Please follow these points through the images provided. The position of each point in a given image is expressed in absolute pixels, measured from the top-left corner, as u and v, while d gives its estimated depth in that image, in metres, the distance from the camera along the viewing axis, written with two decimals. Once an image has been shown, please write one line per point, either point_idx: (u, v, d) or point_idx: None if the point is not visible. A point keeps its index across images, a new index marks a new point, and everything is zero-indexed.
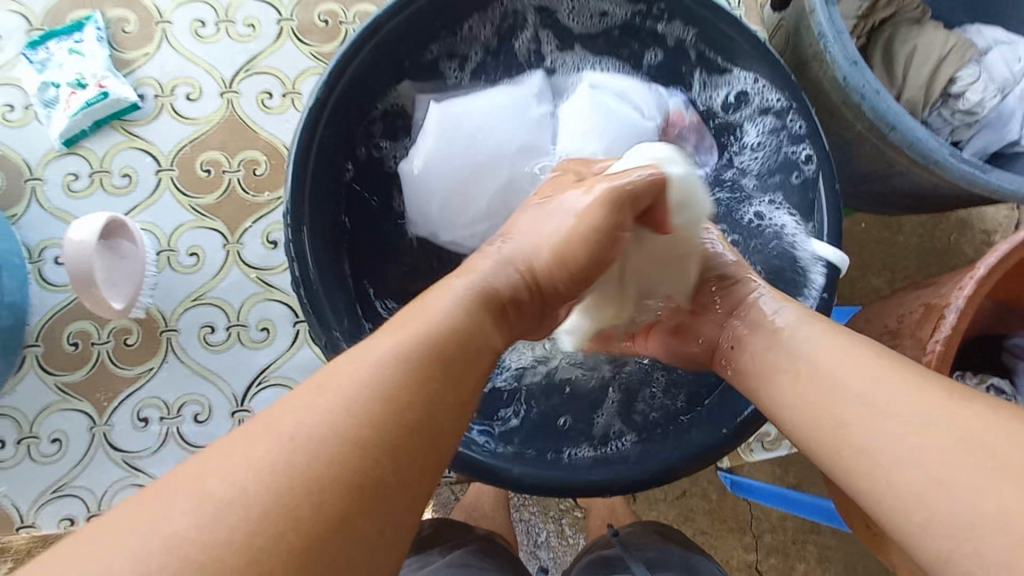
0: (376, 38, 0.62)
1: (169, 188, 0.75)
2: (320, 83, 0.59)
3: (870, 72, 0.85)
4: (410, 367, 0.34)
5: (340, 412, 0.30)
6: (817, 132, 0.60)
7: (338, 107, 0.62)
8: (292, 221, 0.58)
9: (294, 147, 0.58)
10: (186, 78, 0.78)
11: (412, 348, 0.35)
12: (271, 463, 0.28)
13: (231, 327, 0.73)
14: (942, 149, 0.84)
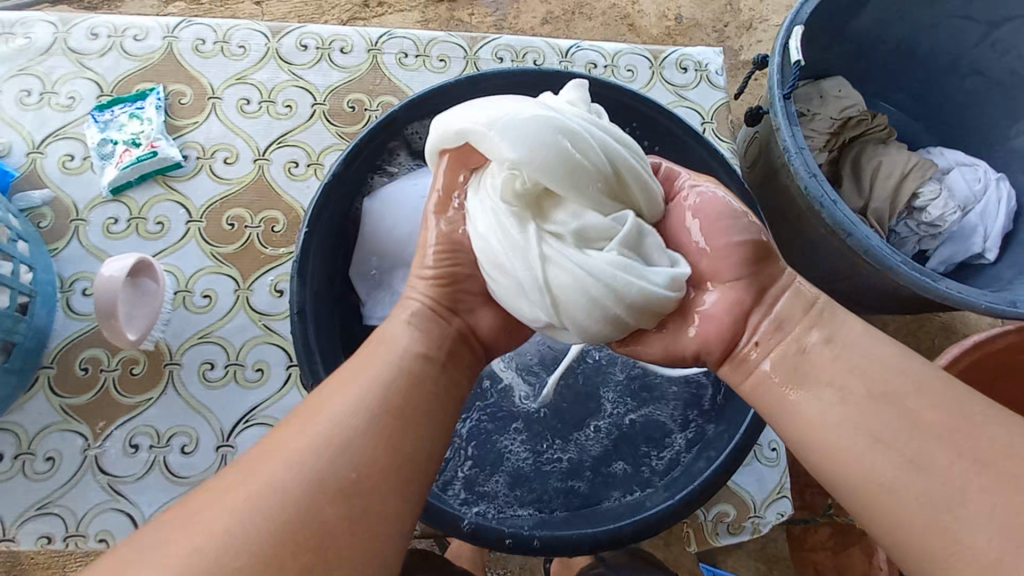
0: (390, 128, 0.74)
1: (195, 237, 0.84)
2: (339, 160, 0.71)
3: (827, 183, 0.96)
4: (352, 424, 0.46)
5: (302, 469, 0.42)
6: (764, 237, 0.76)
7: (349, 180, 0.73)
8: (298, 272, 0.67)
9: (309, 211, 0.68)
10: (226, 144, 0.89)
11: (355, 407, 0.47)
12: (257, 503, 0.40)
13: (229, 365, 0.79)
14: (893, 256, 0.93)
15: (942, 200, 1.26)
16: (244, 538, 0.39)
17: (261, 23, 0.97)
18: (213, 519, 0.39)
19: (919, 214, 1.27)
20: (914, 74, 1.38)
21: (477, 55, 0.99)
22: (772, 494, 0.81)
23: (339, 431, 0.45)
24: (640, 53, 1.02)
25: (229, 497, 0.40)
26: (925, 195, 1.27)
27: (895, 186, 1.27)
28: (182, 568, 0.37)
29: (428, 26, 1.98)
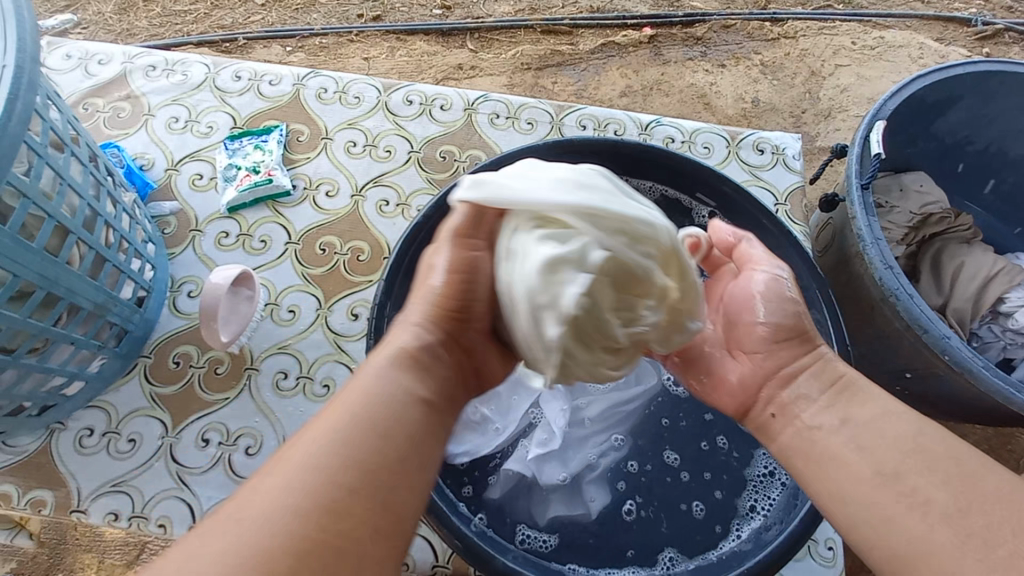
0: (473, 180, 0.80)
1: (290, 258, 0.93)
2: (430, 204, 0.77)
3: (905, 275, 0.95)
4: (333, 427, 0.46)
5: (310, 466, 0.43)
6: (828, 295, 0.77)
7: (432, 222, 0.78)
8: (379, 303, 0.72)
9: (396, 252, 0.74)
10: (330, 179, 1.00)
11: (353, 419, 0.47)
12: (298, 518, 0.40)
13: (300, 378, 0.85)
14: (975, 359, 0.89)
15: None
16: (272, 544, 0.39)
17: (376, 78, 1.10)
18: (206, 554, 0.38)
19: (1005, 319, 1.20)
20: (1003, 179, 1.35)
21: (562, 122, 1.07)
22: None
23: (319, 449, 0.44)
24: (718, 133, 1.07)
25: (228, 523, 0.40)
26: (1012, 300, 1.20)
27: (980, 286, 1.22)
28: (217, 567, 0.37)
29: (513, 89, 2.13)
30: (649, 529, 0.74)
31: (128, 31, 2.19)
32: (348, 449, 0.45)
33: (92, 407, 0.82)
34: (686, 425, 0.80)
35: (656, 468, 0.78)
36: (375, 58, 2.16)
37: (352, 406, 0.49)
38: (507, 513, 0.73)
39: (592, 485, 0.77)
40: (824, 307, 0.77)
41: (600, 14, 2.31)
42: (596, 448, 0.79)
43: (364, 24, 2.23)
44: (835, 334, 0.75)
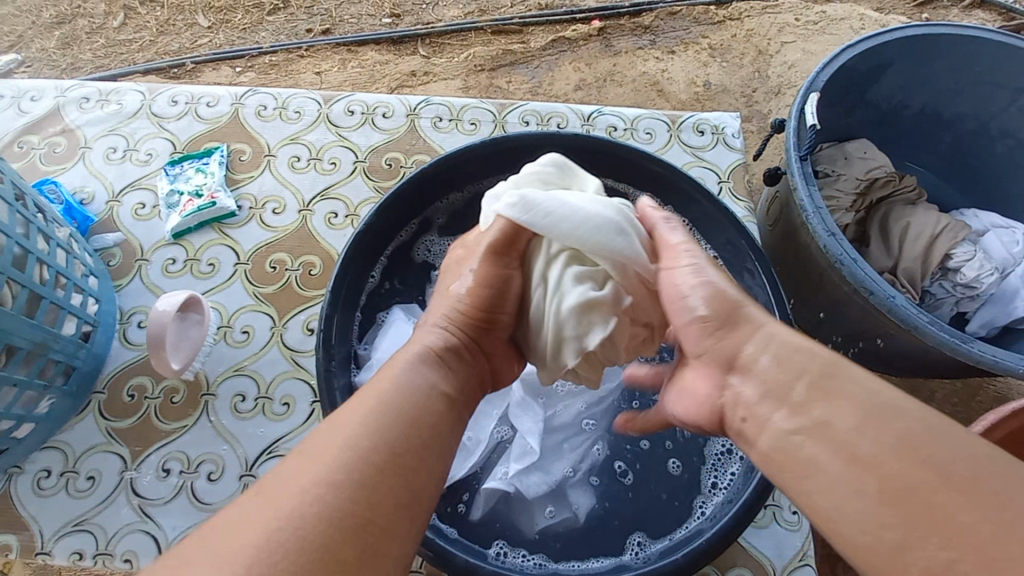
0: (413, 185, 0.81)
1: (240, 278, 0.92)
2: (372, 211, 0.78)
3: (847, 242, 0.97)
4: (371, 416, 0.49)
5: (353, 444, 0.46)
6: (767, 267, 0.79)
7: (374, 229, 0.79)
8: (326, 314, 0.72)
9: (340, 260, 0.75)
10: (275, 197, 0.99)
11: (388, 406, 0.51)
12: (344, 485, 0.43)
13: (259, 398, 0.84)
14: (919, 317, 0.92)
15: (975, 260, 1.23)
16: (325, 510, 0.42)
17: (315, 91, 1.09)
18: (259, 518, 0.41)
19: (954, 275, 1.24)
20: (941, 139, 1.39)
21: (505, 119, 1.08)
22: (792, 562, 0.77)
23: (366, 431, 0.48)
24: (659, 117, 1.09)
25: (286, 486, 0.43)
26: (957, 256, 1.24)
27: (927, 245, 1.26)
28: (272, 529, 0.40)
29: (469, 92, 2.14)
30: (623, 516, 0.75)
31: (72, 64, 2.14)
32: (387, 433, 0.48)
33: (47, 448, 0.80)
34: None
35: (625, 458, 0.79)
36: (327, 72, 2.15)
37: (384, 389, 0.53)
38: (488, 523, 0.74)
39: (575, 489, 0.78)
40: (765, 279, 0.79)
41: (548, 11, 2.32)
42: (575, 451, 0.80)
43: (313, 39, 2.22)
44: (777, 304, 0.77)
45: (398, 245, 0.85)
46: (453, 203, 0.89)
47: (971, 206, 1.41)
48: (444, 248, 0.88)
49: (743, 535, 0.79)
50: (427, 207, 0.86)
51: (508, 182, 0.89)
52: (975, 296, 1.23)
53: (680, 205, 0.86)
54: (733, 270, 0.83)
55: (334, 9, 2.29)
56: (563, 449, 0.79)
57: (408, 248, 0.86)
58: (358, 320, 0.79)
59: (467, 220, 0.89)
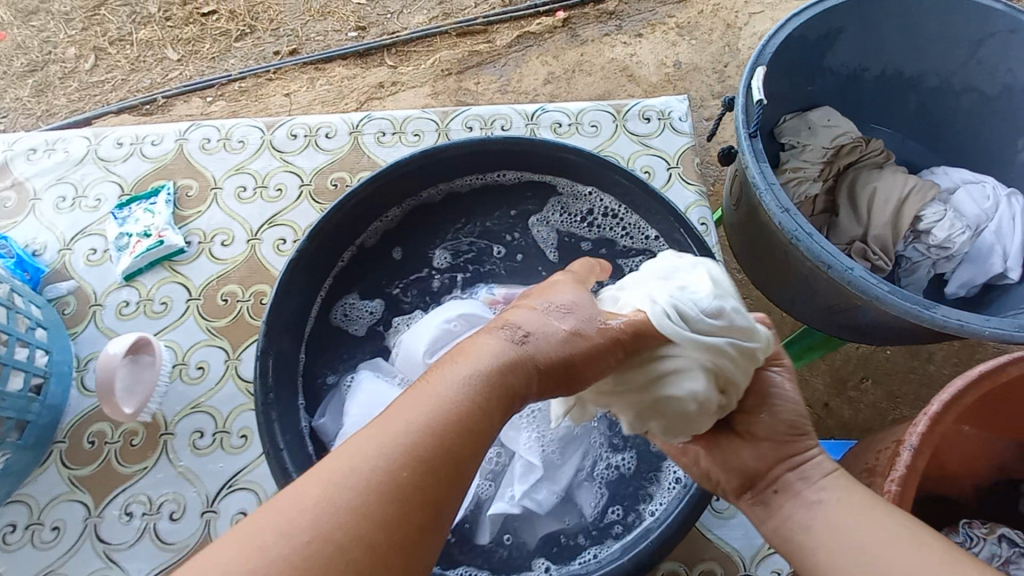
0: (347, 207, 0.80)
1: (193, 314, 0.92)
2: (305, 238, 0.76)
3: (803, 217, 0.95)
4: (414, 423, 0.44)
5: (384, 449, 0.42)
6: (705, 247, 0.75)
7: (311, 256, 0.78)
8: (261, 347, 0.70)
9: (275, 292, 0.73)
10: (224, 229, 0.99)
11: (425, 412, 0.45)
12: (359, 497, 0.39)
13: (217, 433, 0.84)
14: (881, 286, 0.89)
15: (951, 219, 1.19)
16: (343, 523, 0.38)
17: (258, 119, 1.09)
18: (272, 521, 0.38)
19: (929, 236, 1.21)
20: (907, 99, 1.35)
21: (448, 127, 1.07)
22: (761, 550, 0.75)
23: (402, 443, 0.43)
24: (603, 109, 1.07)
25: (309, 489, 0.40)
26: (928, 217, 1.21)
27: (899, 209, 1.23)
28: (290, 529, 0.38)
29: (439, 98, 2.13)
30: (612, 519, 0.74)
31: (48, 111, 2.17)
32: (417, 443, 0.43)
33: (14, 502, 0.81)
34: None
35: (606, 461, 0.77)
36: (296, 92, 2.15)
37: (432, 390, 0.46)
38: (484, 545, 0.73)
39: (568, 499, 0.75)
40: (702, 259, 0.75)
41: (511, 7, 2.30)
42: (571, 461, 0.77)
43: (280, 60, 2.22)
44: None
45: (339, 270, 0.83)
46: (388, 219, 0.86)
47: (945, 163, 1.37)
48: (360, 313, 0.85)
49: (708, 527, 0.77)
50: (358, 231, 0.84)
51: (439, 190, 0.88)
52: (951, 257, 1.20)
53: (614, 196, 0.84)
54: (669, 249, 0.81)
55: (299, 28, 2.28)
56: (549, 460, 0.77)
57: (348, 271, 0.85)
58: (300, 360, 0.77)
59: (404, 239, 0.88)
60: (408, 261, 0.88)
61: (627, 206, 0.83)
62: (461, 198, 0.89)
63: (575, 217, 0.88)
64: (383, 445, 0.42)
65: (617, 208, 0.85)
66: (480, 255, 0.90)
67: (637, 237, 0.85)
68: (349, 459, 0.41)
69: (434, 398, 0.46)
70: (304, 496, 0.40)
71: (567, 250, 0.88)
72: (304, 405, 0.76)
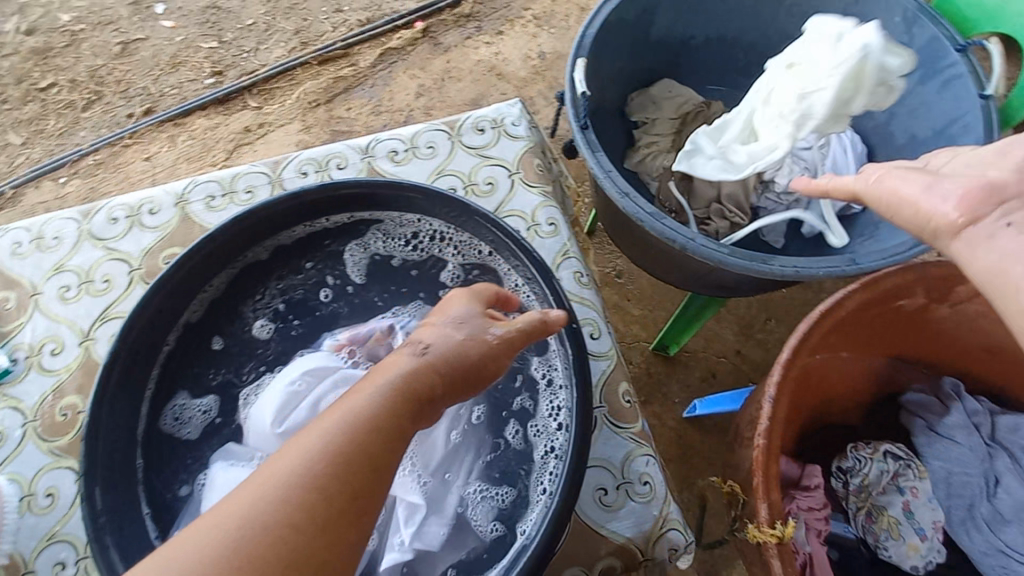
0: (162, 291, 0.74)
1: (31, 437, 0.85)
2: (117, 335, 0.70)
3: (639, 197, 0.98)
4: (284, 487, 0.43)
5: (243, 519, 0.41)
6: (529, 252, 0.74)
7: (131, 352, 0.72)
8: (83, 469, 0.64)
9: (91, 402, 0.67)
10: (52, 336, 0.91)
11: (305, 473, 0.44)
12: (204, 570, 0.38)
13: (80, 561, 0.78)
14: (719, 250, 0.93)
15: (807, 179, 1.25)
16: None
17: (71, 209, 1.00)
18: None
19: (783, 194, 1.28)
20: (736, 57, 1.42)
21: (281, 176, 1.02)
22: (653, 533, 0.76)
23: (269, 506, 0.42)
24: (436, 128, 1.06)
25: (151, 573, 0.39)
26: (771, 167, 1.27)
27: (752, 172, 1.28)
28: None
29: (313, 133, 2.04)
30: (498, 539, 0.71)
31: None
32: (285, 505, 0.42)
33: None
34: (499, 420, 0.78)
35: (488, 481, 0.75)
36: (157, 154, 2.00)
37: (310, 447, 0.46)
38: None
39: (452, 531, 0.72)
40: (529, 265, 0.74)
41: (369, 25, 2.20)
42: (452, 489, 0.74)
43: (135, 123, 2.04)
44: (547, 284, 0.73)
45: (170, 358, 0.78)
46: (216, 291, 0.82)
47: None
48: (191, 415, 0.80)
49: (601, 523, 0.76)
50: (183, 311, 0.79)
51: (266, 249, 0.84)
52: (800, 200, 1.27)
53: (441, 219, 0.83)
54: (503, 259, 0.81)
55: (151, 84, 2.09)
56: (432, 495, 0.73)
57: (185, 355, 0.81)
58: (140, 464, 0.73)
59: (240, 308, 0.85)
60: (232, 349, 0.84)
61: (453, 224, 0.83)
62: (292, 249, 0.86)
63: (407, 247, 0.89)
64: (244, 518, 0.41)
65: (446, 229, 0.85)
66: (309, 302, 0.88)
67: (475, 252, 0.85)
68: (211, 526, 0.41)
69: (309, 456, 0.45)
70: (186, 551, 0.40)
71: (417, 280, 0.89)
72: (150, 511, 0.71)
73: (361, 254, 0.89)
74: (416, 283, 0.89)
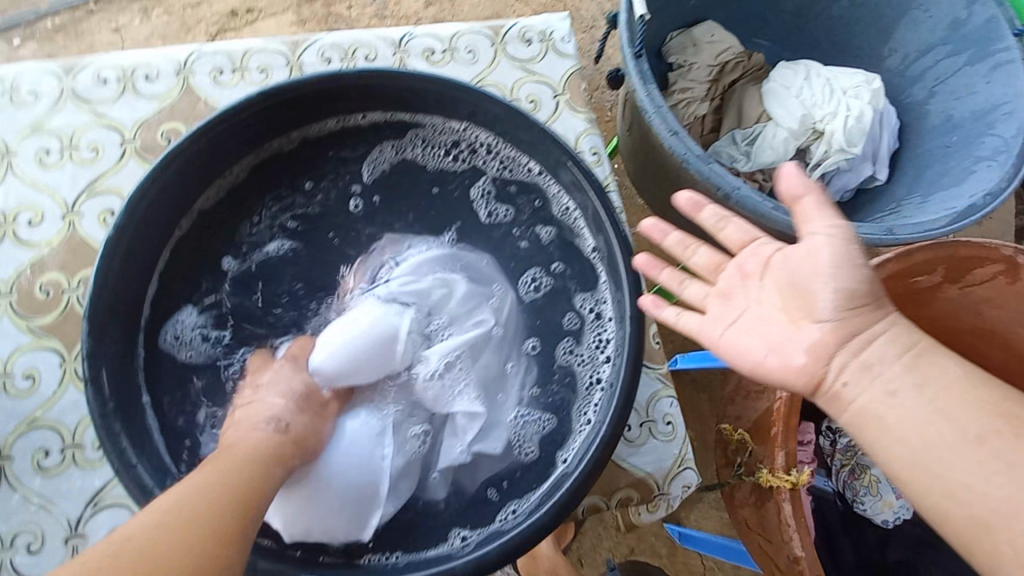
0: (171, 170, 0.65)
1: (6, 313, 0.76)
2: (120, 214, 0.63)
3: (690, 138, 0.93)
4: (154, 524, 0.48)
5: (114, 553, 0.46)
6: (590, 175, 0.68)
7: (135, 234, 0.65)
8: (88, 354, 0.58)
9: (92, 285, 0.61)
10: (28, 204, 0.80)
11: (162, 518, 0.49)
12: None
13: (66, 449, 0.72)
14: (765, 204, 0.90)
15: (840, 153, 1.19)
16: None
17: (50, 62, 0.86)
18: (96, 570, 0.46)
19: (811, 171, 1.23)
20: (783, 10, 1.35)
21: (300, 60, 0.91)
22: (671, 469, 0.79)
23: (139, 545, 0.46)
24: (477, 32, 0.96)
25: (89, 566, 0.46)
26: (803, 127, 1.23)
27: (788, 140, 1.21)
28: None
29: (309, 30, 1.59)
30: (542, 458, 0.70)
31: None
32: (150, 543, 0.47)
33: None
34: (544, 343, 0.76)
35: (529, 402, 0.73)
36: None
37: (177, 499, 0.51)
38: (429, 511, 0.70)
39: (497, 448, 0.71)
40: (588, 188, 0.69)
41: None
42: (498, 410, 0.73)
43: None
44: (605, 211, 0.68)
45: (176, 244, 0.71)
46: (231, 177, 0.74)
47: None
48: (193, 334, 0.72)
49: (623, 457, 0.79)
50: (193, 195, 0.71)
51: (294, 138, 0.76)
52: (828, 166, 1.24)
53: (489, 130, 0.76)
54: (555, 180, 0.75)
55: None
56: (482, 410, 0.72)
57: (194, 244, 0.73)
58: (143, 357, 0.68)
59: (254, 205, 0.76)
60: (248, 266, 0.75)
61: (504, 136, 0.76)
62: (321, 143, 0.77)
63: (449, 159, 0.80)
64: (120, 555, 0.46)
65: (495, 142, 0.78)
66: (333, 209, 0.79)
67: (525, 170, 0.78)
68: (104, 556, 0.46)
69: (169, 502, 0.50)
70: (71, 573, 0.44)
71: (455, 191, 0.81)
72: (152, 401, 0.68)
73: (391, 155, 0.80)
74: (451, 199, 0.81)
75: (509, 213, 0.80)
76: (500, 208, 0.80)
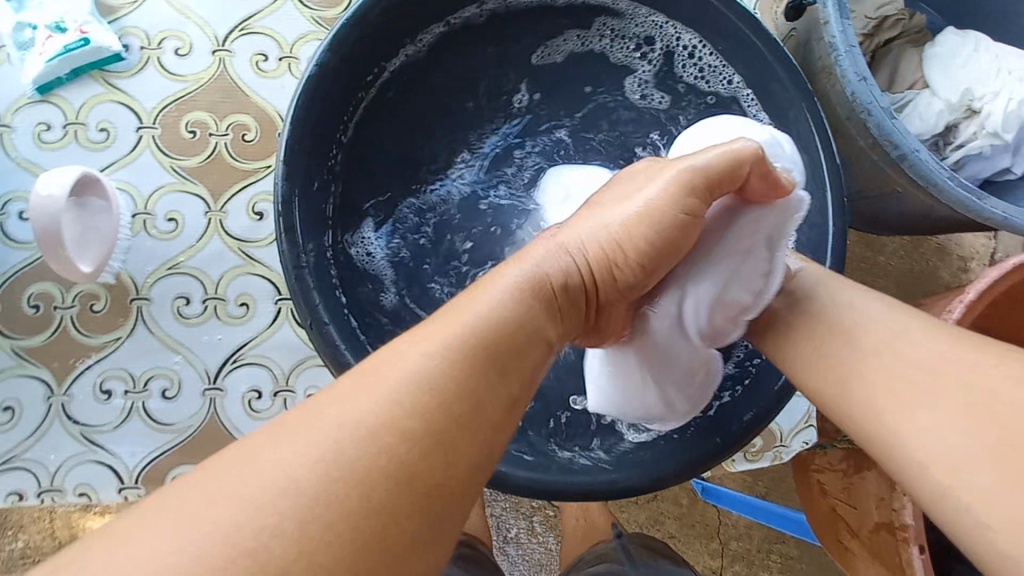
0: (368, 18, 0.56)
1: (149, 147, 0.70)
2: (316, 56, 0.54)
3: (877, 87, 0.80)
4: (386, 404, 0.29)
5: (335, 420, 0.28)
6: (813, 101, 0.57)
7: (326, 84, 0.56)
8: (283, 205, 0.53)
9: (285, 133, 0.53)
10: (175, 31, 0.73)
11: (413, 385, 0.30)
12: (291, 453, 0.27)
13: (207, 300, 0.69)
14: (942, 173, 0.78)
15: (990, 138, 0.81)
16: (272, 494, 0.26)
17: None
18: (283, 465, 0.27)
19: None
20: None
21: None
22: (798, 425, 0.80)
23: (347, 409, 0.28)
24: None
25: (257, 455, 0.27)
26: None
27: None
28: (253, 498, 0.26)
29: None
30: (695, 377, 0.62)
31: None
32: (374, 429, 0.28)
33: None
34: None
35: None
36: None
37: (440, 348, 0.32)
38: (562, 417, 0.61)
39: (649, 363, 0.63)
40: (809, 118, 0.58)
41: None
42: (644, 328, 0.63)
43: None
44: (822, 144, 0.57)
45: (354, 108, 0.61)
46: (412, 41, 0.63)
47: None
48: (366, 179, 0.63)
49: None
50: (380, 57, 0.61)
51: (484, 11, 0.65)
52: None
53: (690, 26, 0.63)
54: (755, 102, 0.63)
55: None
56: None
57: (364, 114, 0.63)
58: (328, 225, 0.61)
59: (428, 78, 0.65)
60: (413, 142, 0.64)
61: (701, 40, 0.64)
62: (514, 24, 0.66)
63: (637, 60, 0.67)
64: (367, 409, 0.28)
65: (690, 45, 0.65)
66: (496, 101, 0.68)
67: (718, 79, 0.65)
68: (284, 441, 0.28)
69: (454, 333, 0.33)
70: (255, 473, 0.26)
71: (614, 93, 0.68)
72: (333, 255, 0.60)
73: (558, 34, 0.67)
74: (609, 104, 0.69)
75: (664, 101, 0.68)
76: (677, 123, 0.67)
